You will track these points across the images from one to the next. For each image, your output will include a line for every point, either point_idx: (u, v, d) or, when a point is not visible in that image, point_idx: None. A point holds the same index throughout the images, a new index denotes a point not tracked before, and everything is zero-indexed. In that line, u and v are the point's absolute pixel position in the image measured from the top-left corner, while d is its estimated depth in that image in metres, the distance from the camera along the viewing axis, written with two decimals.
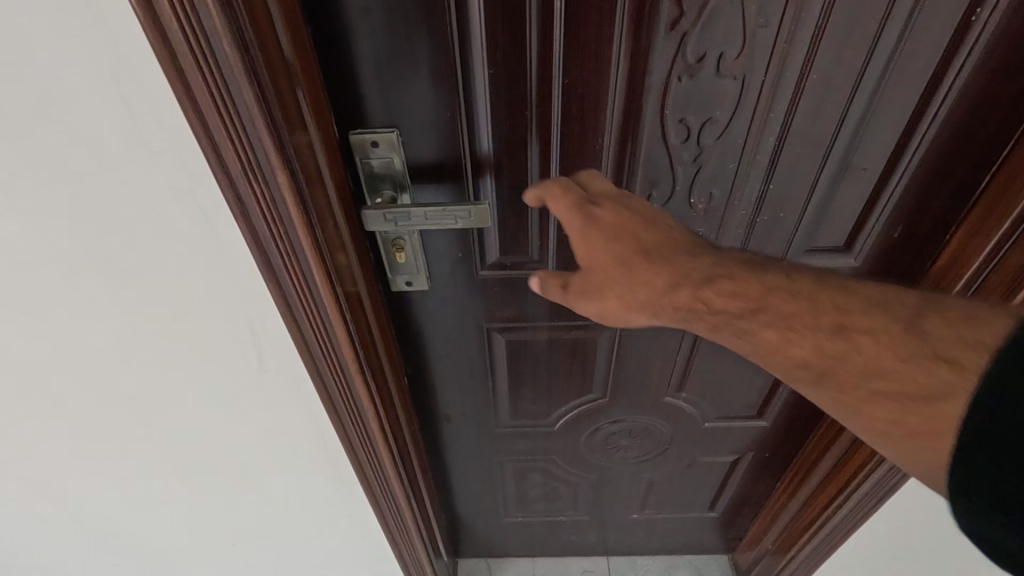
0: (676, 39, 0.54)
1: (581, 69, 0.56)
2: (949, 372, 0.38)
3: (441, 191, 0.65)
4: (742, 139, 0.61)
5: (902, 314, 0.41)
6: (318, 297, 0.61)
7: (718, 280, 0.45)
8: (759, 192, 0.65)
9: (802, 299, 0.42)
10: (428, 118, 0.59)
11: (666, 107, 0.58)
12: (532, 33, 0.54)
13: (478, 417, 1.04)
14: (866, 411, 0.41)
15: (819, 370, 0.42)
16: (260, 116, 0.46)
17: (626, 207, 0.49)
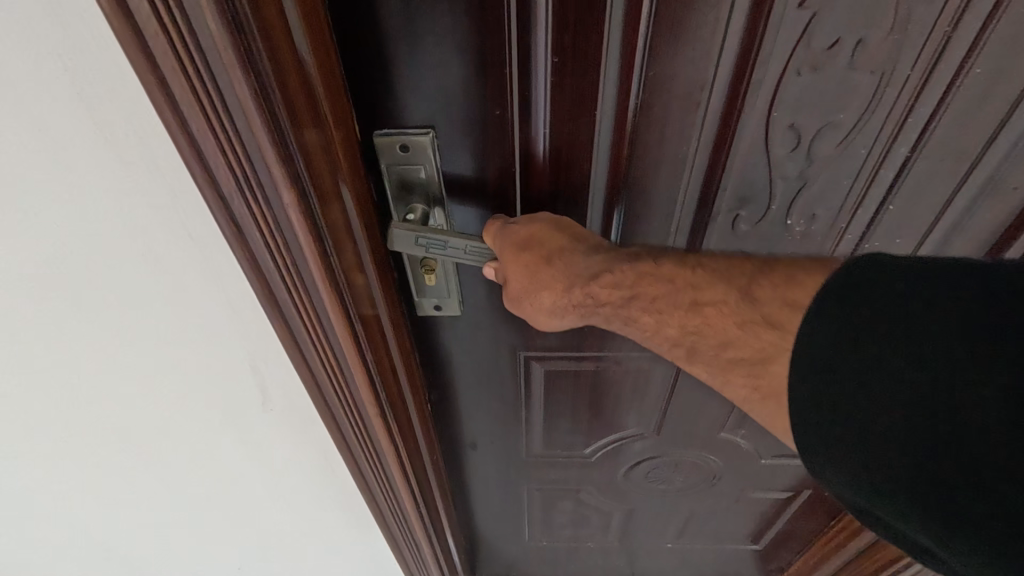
0: (804, 19, 0.41)
1: (671, 57, 0.43)
2: (775, 334, 0.41)
3: (482, 207, 0.54)
4: (865, 151, 0.48)
5: (737, 281, 0.43)
6: (337, 341, 0.49)
7: (601, 275, 0.48)
8: (875, 214, 0.53)
9: (664, 280, 0.46)
10: (473, 118, 0.47)
11: (775, 110, 0.46)
12: (613, 12, 0.41)
13: (507, 446, 0.94)
14: (723, 373, 0.44)
15: (686, 344, 0.45)
16: (264, 120, 0.34)
17: (541, 216, 0.49)
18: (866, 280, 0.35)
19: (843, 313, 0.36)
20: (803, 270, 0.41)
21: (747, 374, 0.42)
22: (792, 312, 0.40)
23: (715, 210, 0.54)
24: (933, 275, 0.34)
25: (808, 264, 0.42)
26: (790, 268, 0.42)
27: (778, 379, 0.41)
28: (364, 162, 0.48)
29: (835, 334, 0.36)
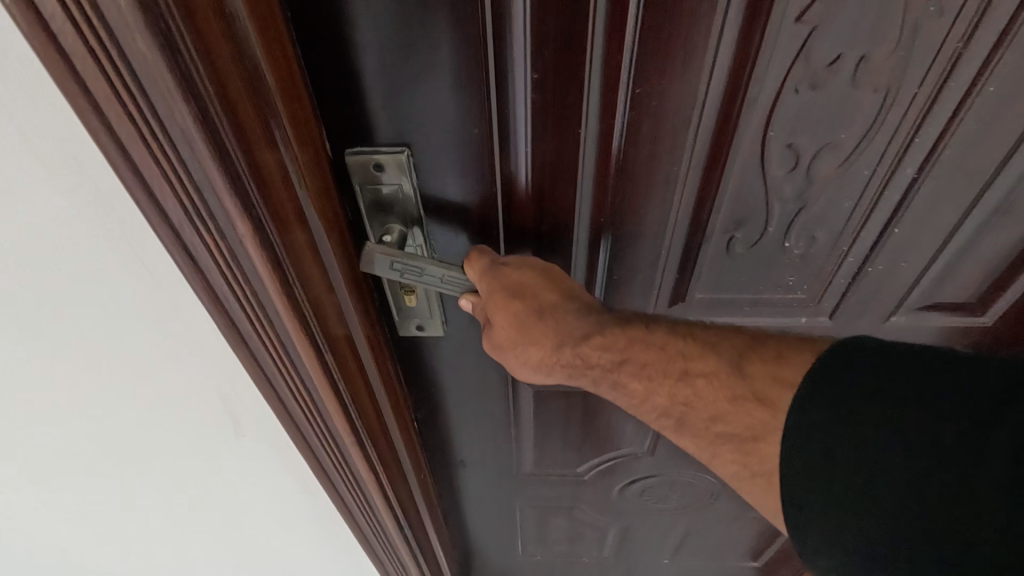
0: (802, 34, 0.38)
1: (660, 75, 0.40)
2: (765, 412, 0.41)
3: (463, 229, 0.51)
4: (869, 171, 0.45)
5: (728, 354, 0.43)
6: (306, 372, 0.46)
7: (592, 336, 0.47)
8: (878, 237, 0.50)
9: (654, 346, 0.45)
10: (451, 138, 0.44)
11: (772, 128, 0.43)
12: (596, 27, 0.38)
13: (497, 464, 0.91)
14: (712, 449, 0.44)
15: (676, 414, 0.45)
16: (208, 145, 0.31)
17: (535, 261, 0.47)
18: (853, 365, 0.37)
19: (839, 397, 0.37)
20: (792, 347, 0.42)
21: (737, 451, 0.42)
22: (784, 389, 0.40)
23: (708, 234, 0.51)
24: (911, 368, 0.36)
25: (794, 341, 0.43)
26: (779, 346, 0.42)
27: (766, 459, 0.41)
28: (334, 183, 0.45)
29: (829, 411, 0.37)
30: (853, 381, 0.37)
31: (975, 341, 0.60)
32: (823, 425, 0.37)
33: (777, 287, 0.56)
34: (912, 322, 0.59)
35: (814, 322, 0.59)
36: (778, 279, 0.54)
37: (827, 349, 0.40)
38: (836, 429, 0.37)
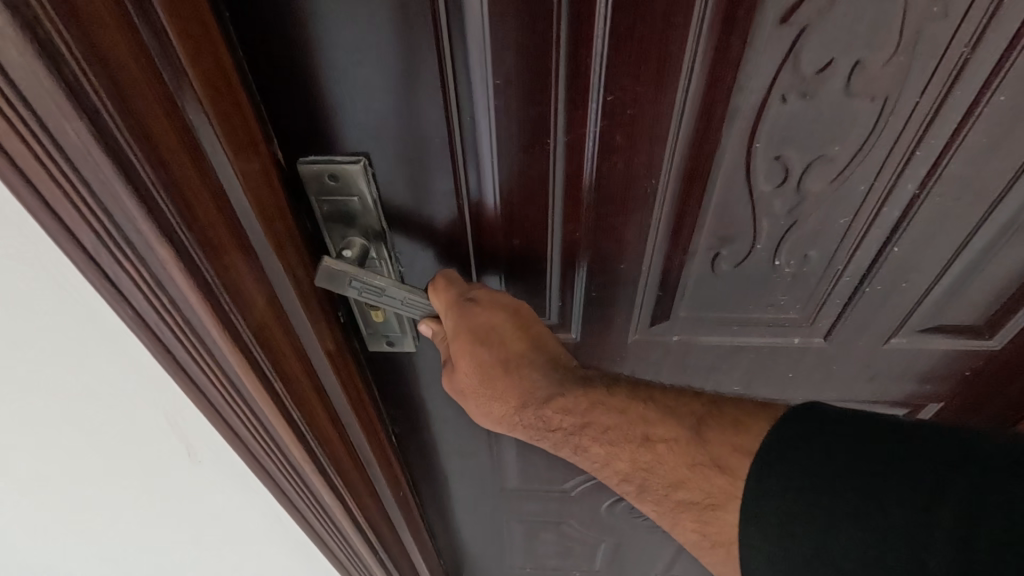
0: (788, 37, 0.34)
1: (633, 82, 0.36)
2: (725, 480, 0.40)
3: (430, 242, 0.47)
4: (865, 186, 0.41)
5: (687, 420, 0.43)
6: (262, 411, 0.41)
7: (555, 399, 0.47)
8: (877, 255, 0.46)
9: (615, 411, 0.45)
10: (413, 151, 0.40)
11: (757, 139, 0.39)
12: (560, 29, 0.34)
13: (481, 480, 0.88)
14: (673, 516, 0.44)
15: (637, 479, 0.45)
16: (106, 155, 0.25)
17: (506, 310, 0.45)
18: (820, 430, 0.37)
19: (795, 467, 0.37)
20: (751, 416, 0.41)
21: (696, 519, 0.42)
22: (741, 458, 0.40)
23: (691, 250, 0.47)
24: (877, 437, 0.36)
25: (751, 406, 0.42)
26: (740, 413, 0.42)
27: (725, 528, 0.41)
28: (286, 196, 0.39)
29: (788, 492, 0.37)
30: (809, 452, 0.36)
31: (981, 365, 0.56)
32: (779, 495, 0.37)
33: (768, 306, 0.52)
34: (915, 345, 0.55)
35: (808, 342, 0.55)
36: (768, 296, 0.51)
37: (786, 413, 0.39)
38: (800, 496, 0.36)
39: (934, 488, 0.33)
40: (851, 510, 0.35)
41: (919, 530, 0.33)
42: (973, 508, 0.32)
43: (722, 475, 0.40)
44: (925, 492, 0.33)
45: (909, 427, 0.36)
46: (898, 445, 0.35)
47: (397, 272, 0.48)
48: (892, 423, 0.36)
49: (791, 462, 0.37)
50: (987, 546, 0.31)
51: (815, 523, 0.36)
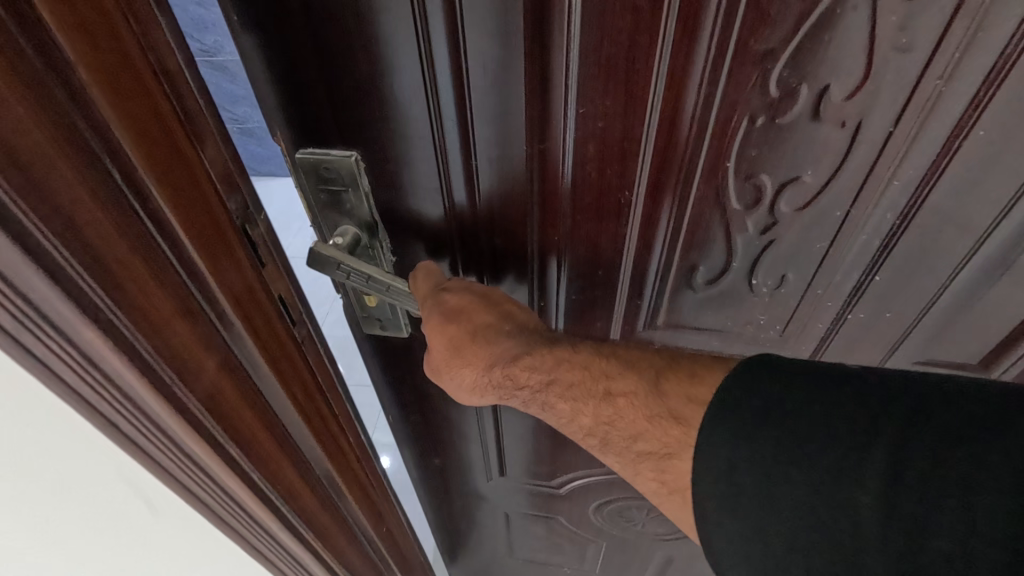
0: (754, 59, 0.34)
1: (602, 97, 0.37)
2: (680, 431, 0.39)
3: (416, 236, 0.48)
4: (842, 213, 0.41)
5: (647, 372, 0.42)
6: (242, 499, 0.36)
7: (520, 358, 0.46)
8: (858, 283, 0.46)
9: (580, 366, 0.44)
10: (396, 148, 0.41)
11: (729, 158, 0.39)
12: (529, 46, 0.35)
13: (470, 474, 0.88)
14: (634, 466, 0.42)
15: (600, 436, 0.43)
16: (29, 259, 0.22)
17: (476, 288, 0.47)
18: (770, 383, 0.36)
19: (746, 416, 0.36)
20: (704, 366, 0.41)
21: (655, 469, 0.40)
22: (696, 408, 0.39)
23: (668, 263, 0.47)
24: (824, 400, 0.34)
25: (704, 360, 0.42)
26: (696, 366, 0.41)
27: (681, 476, 0.39)
28: (259, 263, 0.36)
29: (734, 442, 0.36)
30: (758, 417, 0.35)
31: None
32: (723, 449, 0.36)
33: (747, 324, 0.52)
34: None
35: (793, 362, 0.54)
36: (747, 316, 0.50)
37: (736, 365, 0.38)
38: (744, 452, 0.35)
39: (867, 453, 0.33)
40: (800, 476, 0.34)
41: (851, 495, 0.33)
42: (893, 470, 0.32)
43: (677, 429, 0.39)
44: (863, 460, 0.33)
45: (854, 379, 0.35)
46: (843, 408, 0.34)
47: (392, 263, 0.50)
48: (840, 373, 0.36)
49: (735, 428, 0.36)
50: (911, 496, 0.31)
51: (760, 491, 0.35)
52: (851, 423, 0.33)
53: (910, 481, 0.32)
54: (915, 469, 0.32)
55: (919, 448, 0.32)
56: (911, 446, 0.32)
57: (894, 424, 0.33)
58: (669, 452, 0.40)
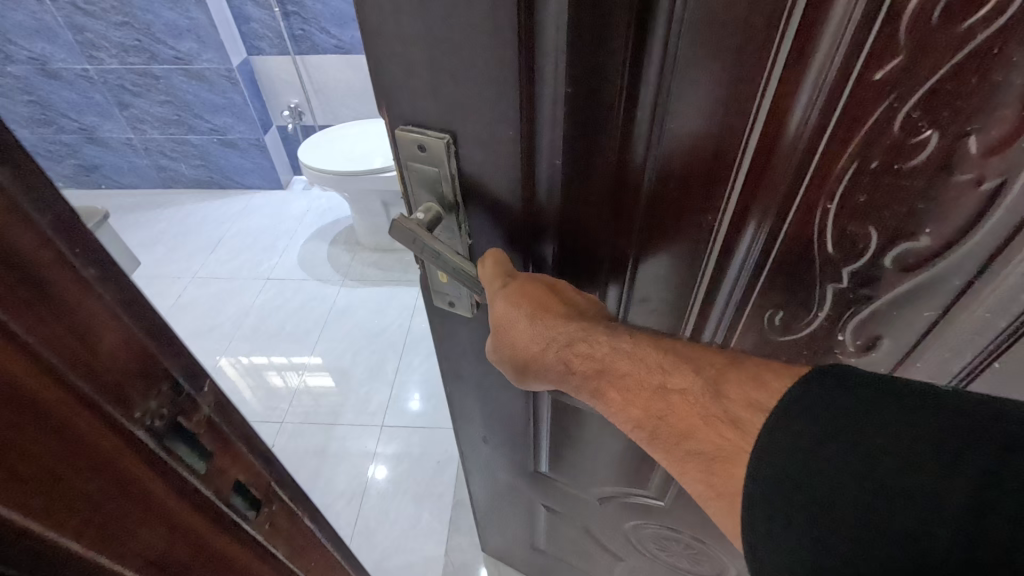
0: (882, 91, 0.30)
1: (701, 111, 0.34)
2: (736, 435, 0.34)
3: (494, 218, 0.45)
4: (962, 282, 0.36)
5: (705, 373, 0.37)
6: None
7: (577, 344, 0.42)
8: (971, 368, 0.41)
9: (634, 361, 0.40)
10: (472, 129, 0.39)
11: (831, 200, 0.36)
12: (611, 51, 0.33)
13: (505, 457, 0.86)
14: (681, 466, 0.37)
15: (649, 430, 0.39)
16: None
17: (542, 276, 0.44)
18: (845, 421, 0.29)
19: (808, 443, 0.30)
20: (771, 367, 0.36)
21: (703, 471, 0.35)
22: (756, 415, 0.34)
23: (745, 300, 0.44)
24: (908, 437, 0.28)
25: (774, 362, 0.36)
26: (760, 367, 0.36)
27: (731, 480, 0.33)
28: (195, 466, 0.30)
29: (793, 479, 0.30)
30: (826, 455, 0.29)
31: None
32: (782, 487, 0.30)
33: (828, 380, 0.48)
34: None
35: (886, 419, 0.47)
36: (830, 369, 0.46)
37: (801, 378, 0.32)
38: (802, 491, 0.29)
39: (943, 482, 0.26)
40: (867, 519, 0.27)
41: (922, 530, 0.26)
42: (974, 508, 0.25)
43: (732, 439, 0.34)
44: (940, 501, 0.26)
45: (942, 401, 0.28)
46: (923, 441, 0.27)
47: (467, 248, 0.49)
48: (925, 396, 0.28)
49: (794, 451, 0.30)
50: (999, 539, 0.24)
51: (814, 524, 0.29)
52: (937, 457, 0.27)
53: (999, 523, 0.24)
54: (1002, 500, 0.25)
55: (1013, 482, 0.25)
56: (1000, 488, 0.25)
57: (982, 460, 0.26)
58: (718, 458, 0.34)
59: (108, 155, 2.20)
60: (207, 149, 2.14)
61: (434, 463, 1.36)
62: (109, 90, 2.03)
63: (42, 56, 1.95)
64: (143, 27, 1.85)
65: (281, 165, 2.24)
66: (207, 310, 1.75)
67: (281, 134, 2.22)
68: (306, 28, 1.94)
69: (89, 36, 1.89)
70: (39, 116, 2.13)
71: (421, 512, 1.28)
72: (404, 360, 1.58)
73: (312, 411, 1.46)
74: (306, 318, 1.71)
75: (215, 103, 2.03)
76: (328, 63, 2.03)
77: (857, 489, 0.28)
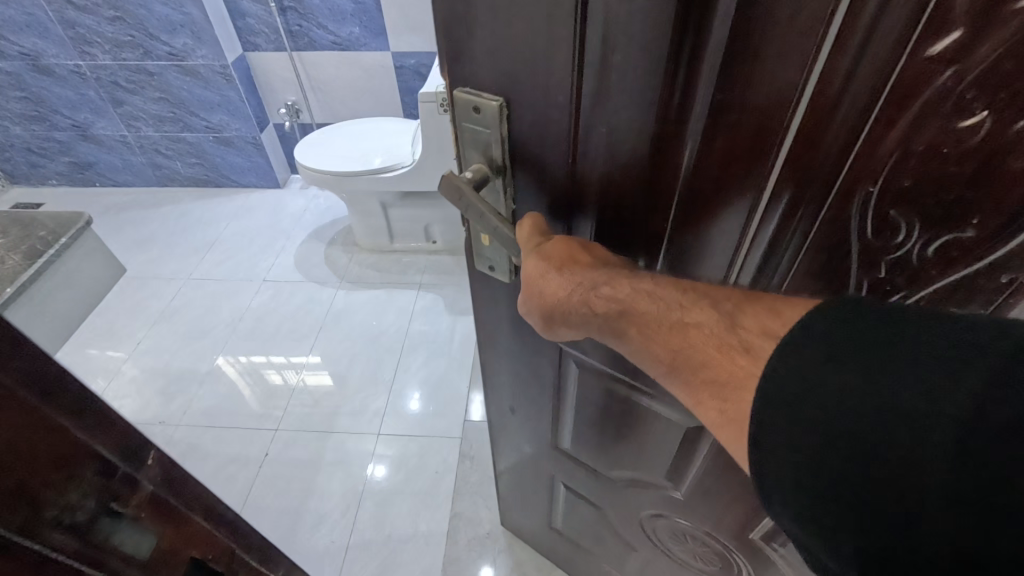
0: (936, 70, 0.30)
1: (746, 71, 0.34)
2: (748, 362, 0.34)
3: (535, 170, 0.46)
4: (1008, 278, 0.36)
5: (722, 304, 0.37)
6: None
7: (601, 286, 0.42)
8: None
9: (655, 300, 0.40)
10: (507, 66, 0.40)
11: (873, 183, 0.35)
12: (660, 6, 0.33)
13: (527, 421, 0.87)
14: (696, 395, 0.37)
15: (666, 361, 0.39)
16: None
17: (575, 239, 0.46)
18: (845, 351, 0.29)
19: (810, 373, 0.30)
20: (789, 301, 0.36)
21: (715, 396, 0.36)
22: (767, 342, 0.34)
23: (779, 281, 0.44)
24: (908, 359, 0.28)
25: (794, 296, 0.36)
26: (779, 301, 0.36)
27: (742, 407, 0.34)
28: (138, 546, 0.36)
29: (793, 407, 0.31)
30: (827, 383, 0.30)
31: None
32: (787, 419, 0.31)
33: None
34: None
35: None
36: None
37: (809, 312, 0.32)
38: (804, 416, 0.30)
39: (940, 399, 0.26)
40: (865, 436, 0.28)
41: (918, 444, 0.26)
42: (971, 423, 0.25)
43: (742, 366, 0.34)
44: (931, 443, 0.26)
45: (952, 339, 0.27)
46: (924, 363, 0.27)
47: (510, 211, 0.51)
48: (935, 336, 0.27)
49: (797, 382, 0.31)
50: (992, 447, 0.24)
51: (810, 444, 0.30)
52: (935, 376, 0.27)
53: (994, 434, 0.24)
54: (1001, 415, 0.24)
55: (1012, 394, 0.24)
56: (997, 403, 0.25)
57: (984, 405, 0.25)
58: (730, 385, 0.35)
59: (104, 153, 2.27)
60: (203, 146, 2.21)
61: (432, 473, 1.38)
62: (103, 87, 2.07)
63: (35, 50, 1.99)
64: (137, 22, 1.87)
65: (279, 166, 2.34)
66: (202, 314, 1.80)
67: (278, 132, 2.30)
68: (303, 24, 1.99)
69: (82, 31, 1.92)
70: (33, 112, 2.18)
71: (416, 525, 1.29)
72: (400, 364, 1.62)
73: (304, 421, 1.49)
74: (298, 324, 1.75)
75: (210, 100, 2.08)
76: (324, 60, 2.09)
77: (856, 413, 0.29)
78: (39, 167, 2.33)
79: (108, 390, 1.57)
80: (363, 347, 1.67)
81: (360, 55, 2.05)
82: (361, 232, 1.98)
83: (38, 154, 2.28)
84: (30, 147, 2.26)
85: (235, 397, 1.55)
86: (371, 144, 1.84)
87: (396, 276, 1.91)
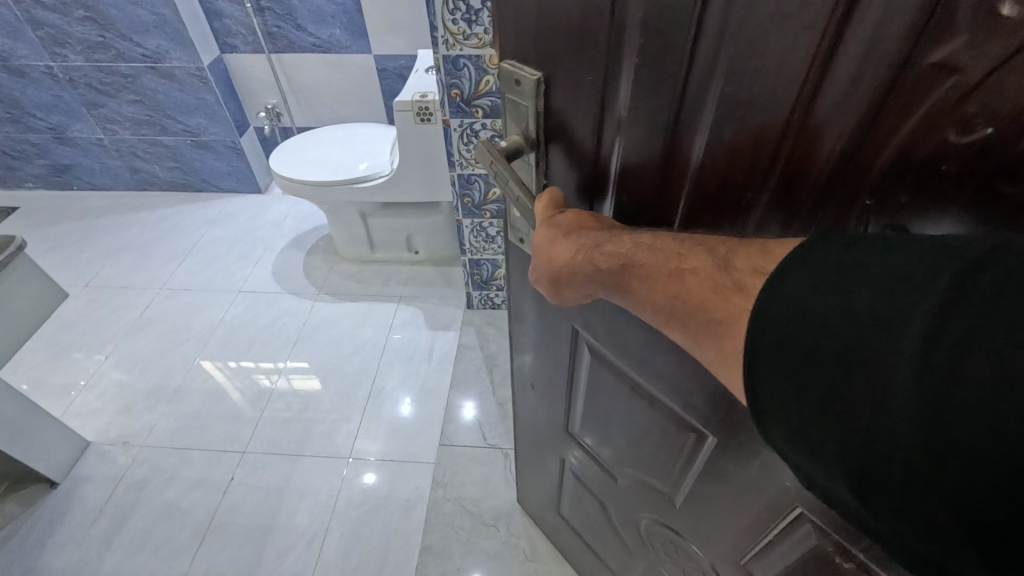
0: (936, 80, 0.30)
1: (747, 53, 0.35)
2: (739, 298, 0.36)
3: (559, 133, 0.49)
4: None
5: (717, 251, 0.39)
6: None
7: (603, 243, 0.44)
8: None
9: (654, 252, 0.41)
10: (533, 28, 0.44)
11: (871, 194, 0.36)
12: None
13: (546, 399, 0.89)
14: (694, 335, 0.39)
15: (665, 308, 0.41)
16: None
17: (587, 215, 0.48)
18: (825, 281, 0.31)
19: (793, 305, 0.32)
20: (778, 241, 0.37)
21: (710, 333, 0.38)
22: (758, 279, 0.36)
23: None
24: (880, 283, 0.29)
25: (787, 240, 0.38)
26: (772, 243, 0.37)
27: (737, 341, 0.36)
28: None
29: (779, 337, 0.33)
30: (809, 312, 0.31)
31: None
32: (773, 349, 0.33)
33: None
34: None
35: None
36: None
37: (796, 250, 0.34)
38: (788, 342, 0.32)
39: (906, 314, 0.28)
40: (840, 355, 0.30)
41: (885, 359, 0.28)
42: (931, 336, 0.26)
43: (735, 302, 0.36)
44: (896, 353, 0.27)
45: (930, 255, 0.28)
46: (895, 285, 0.29)
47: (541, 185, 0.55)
48: (916, 255, 0.28)
49: (781, 314, 0.33)
50: (949, 354, 0.25)
51: (792, 368, 0.32)
52: (903, 295, 0.28)
53: (951, 341, 0.26)
54: (958, 323, 0.26)
55: (968, 305, 0.26)
56: (956, 314, 0.26)
57: (955, 312, 0.26)
58: (724, 321, 0.37)
59: (82, 156, 2.30)
60: (181, 149, 2.24)
61: (402, 502, 1.36)
62: (77, 90, 2.09)
63: (5, 51, 2.01)
64: (108, 23, 1.89)
65: (262, 171, 2.39)
66: (173, 327, 1.81)
67: (257, 136, 2.34)
68: (282, 25, 2.04)
69: (52, 31, 1.93)
70: (7, 115, 2.20)
71: (384, 555, 1.27)
72: (377, 380, 1.63)
73: (274, 441, 1.49)
74: (271, 337, 1.77)
75: (189, 104, 2.10)
76: (304, 62, 2.14)
77: (831, 335, 0.30)
78: (17, 171, 2.35)
79: (75, 403, 1.58)
80: (337, 361, 1.69)
81: (341, 57, 2.11)
82: (340, 242, 2.00)
83: (14, 155, 2.31)
84: (5, 148, 2.29)
85: (216, 401, 1.59)
86: (347, 151, 1.86)
87: (377, 288, 1.93)
